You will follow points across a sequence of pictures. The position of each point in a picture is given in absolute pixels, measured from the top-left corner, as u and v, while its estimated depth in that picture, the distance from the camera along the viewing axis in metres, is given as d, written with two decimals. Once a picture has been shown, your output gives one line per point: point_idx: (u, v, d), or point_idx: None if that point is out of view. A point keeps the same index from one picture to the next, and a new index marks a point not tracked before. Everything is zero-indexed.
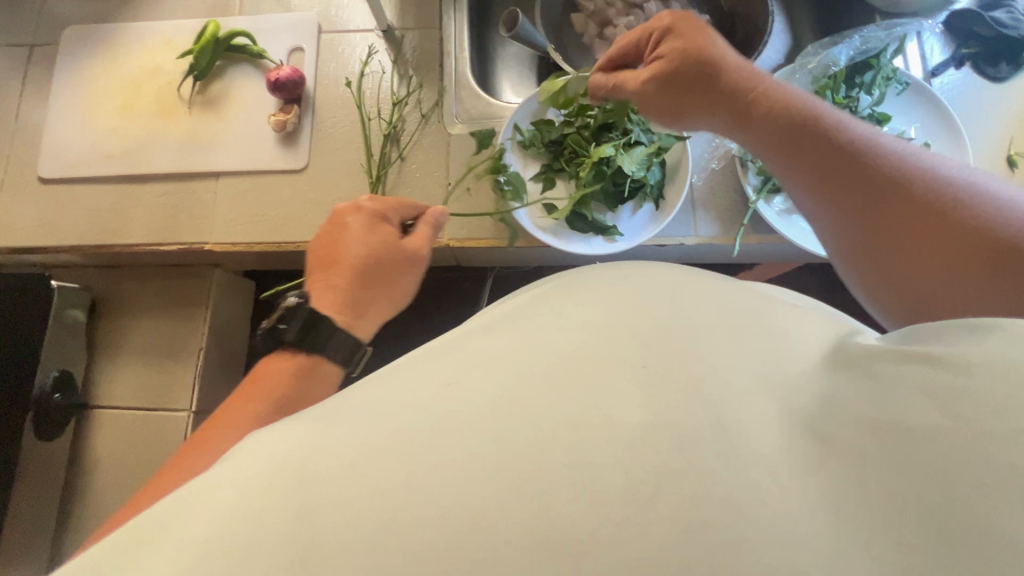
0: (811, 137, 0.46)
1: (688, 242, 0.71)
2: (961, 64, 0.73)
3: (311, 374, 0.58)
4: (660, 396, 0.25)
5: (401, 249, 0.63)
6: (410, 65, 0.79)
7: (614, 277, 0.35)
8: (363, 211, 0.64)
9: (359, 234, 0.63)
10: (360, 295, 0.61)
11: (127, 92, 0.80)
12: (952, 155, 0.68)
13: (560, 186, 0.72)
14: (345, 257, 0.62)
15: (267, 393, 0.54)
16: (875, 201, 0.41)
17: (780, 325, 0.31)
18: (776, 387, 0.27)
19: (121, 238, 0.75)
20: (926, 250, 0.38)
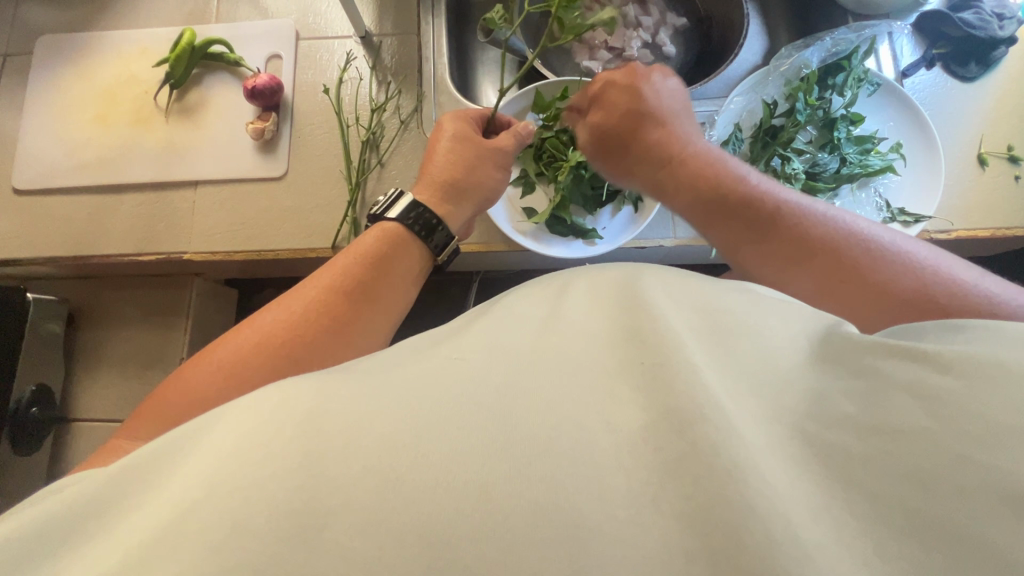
0: (733, 193, 0.50)
1: (667, 244, 0.71)
2: (932, 64, 0.75)
3: (402, 249, 0.58)
4: (654, 398, 0.26)
5: (485, 145, 0.64)
6: (389, 71, 0.79)
7: (610, 274, 0.36)
8: (457, 117, 0.66)
9: (445, 135, 0.65)
10: (452, 194, 0.63)
11: (102, 101, 0.79)
12: (924, 154, 0.69)
13: (539, 191, 0.72)
14: (441, 159, 0.63)
15: (353, 260, 0.55)
16: (794, 254, 0.46)
17: (766, 322, 0.31)
18: (768, 386, 0.28)
19: (98, 250, 0.75)
20: (846, 300, 0.42)
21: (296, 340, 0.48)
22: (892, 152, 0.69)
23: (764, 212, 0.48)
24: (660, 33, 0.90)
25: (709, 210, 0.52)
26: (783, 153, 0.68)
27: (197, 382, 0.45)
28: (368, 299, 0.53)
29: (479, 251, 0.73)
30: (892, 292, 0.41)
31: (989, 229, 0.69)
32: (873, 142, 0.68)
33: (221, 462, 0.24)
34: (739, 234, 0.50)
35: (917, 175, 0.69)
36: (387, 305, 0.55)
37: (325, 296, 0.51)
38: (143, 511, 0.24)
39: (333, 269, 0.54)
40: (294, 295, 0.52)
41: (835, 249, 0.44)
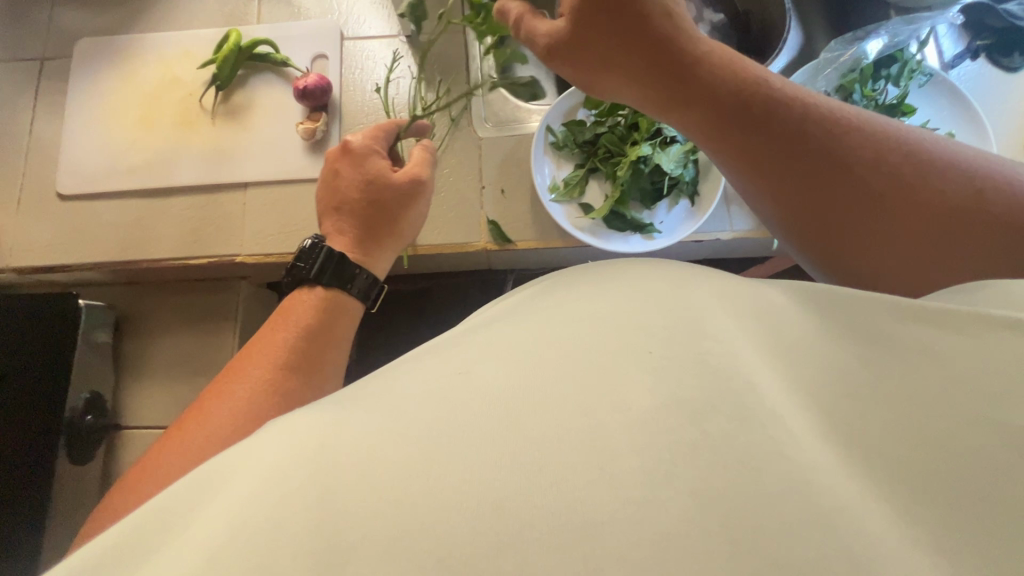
0: (783, 142, 0.42)
1: (724, 237, 0.71)
2: (976, 55, 0.75)
3: (335, 309, 0.60)
4: (752, 381, 0.26)
5: (404, 184, 0.62)
6: (436, 69, 0.78)
7: (635, 265, 0.34)
8: (349, 154, 0.63)
9: (355, 175, 0.63)
10: (373, 234, 0.63)
11: (146, 104, 0.78)
12: (974, 143, 0.70)
13: (594, 187, 0.72)
14: (371, 203, 0.62)
15: (289, 328, 0.56)
16: (854, 207, 0.40)
17: (769, 307, 0.30)
18: (784, 363, 0.27)
19: (149, 254, 0.74)
20: (913, 234, 0.38)
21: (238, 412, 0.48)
22: None
23: (823, 161, 0.41)
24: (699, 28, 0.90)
25: (753, 162, 0.44)
26: None
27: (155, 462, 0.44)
28: (307, 366, 0.55)
29: (534, 248, 0.73)
30: (968, 240, 0.36)
31: None
32: (926, 132, 0.69)
33: (407, 447, 0.24)
34: (790, 183, 0.42)
35: None
36: (327, 365, 0.57)
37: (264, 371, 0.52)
38: (326, 488, 0.23)
39: (270, 340, 0.55)
40: (228, 371, 0.53)
41: (902, 197, 0.38)
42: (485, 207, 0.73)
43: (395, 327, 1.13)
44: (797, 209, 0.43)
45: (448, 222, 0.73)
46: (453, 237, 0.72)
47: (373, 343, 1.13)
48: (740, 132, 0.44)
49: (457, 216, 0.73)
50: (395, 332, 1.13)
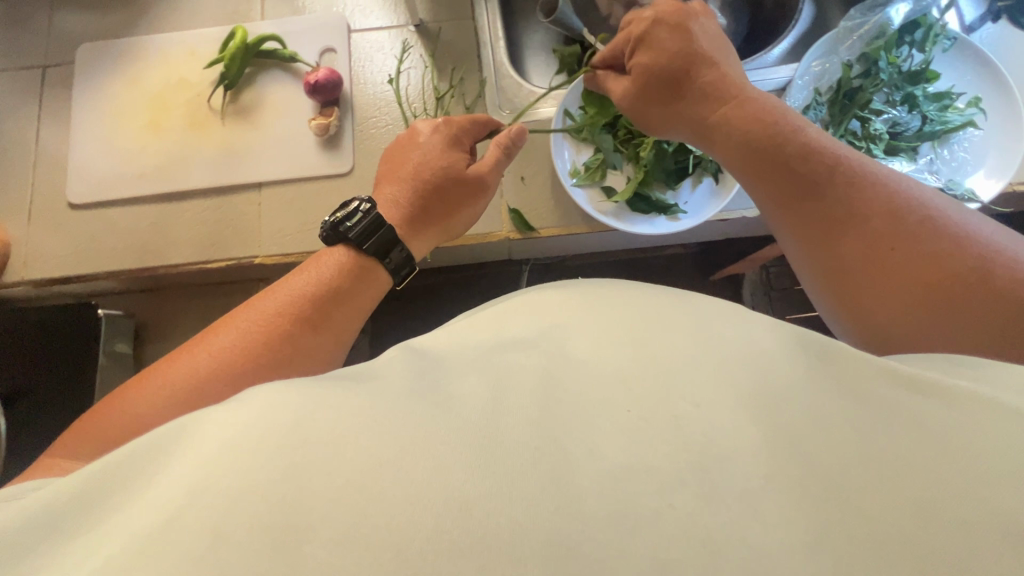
0: (819, 185, 0.47)
1: (750, 214, 0.70)
2: (998, 18, 0.73)
3: (362, 276, 0.56)
4: (764, 417, 0.28)
5: (475, 178, 0.62)
6: (447, 57, 0.77)
7: (633, 303, 0.36)
8: (439, 131, 0.63)
9: (433, 151, 0.62)
10: (426, 216, 0.62)
11: (154, 107, 0.76)
12: (1002, 107, 0.68)
13: (615, 169, 0.71)
14: (435, 180, 0.61)
15: (311, 283, 0.53)
16: (874, 257, 0.43)
17: (747, 351, 0.32)
18: (764, 413, 0.28)
19: (166, 259, 0.72)
20: (922, 300, 0.40)
21: (249, 363, 0.47)
22: (970, 107, 0.68)
23: (857, 208, 0.45)
24: (710, 4, 0.88)
25: (789, 201, 0.49)
26: (862, 115, 0.68)
27: (149, 389, 0.45)
28: (325, 329, 0.52)
29: (557, 235, 0.72)
30: (980, 305, 0.37)
31: None
32: (951, 98, 0.68)
33: None
34: (820, 224, 0.47)
35: (998, 128, 0.68)
36: (342, 333, 0.54)
37: (283, 323, 0.50)
38: None
39: (292, 291, 0.53)
40: (246, 310, 0.51)
41: (926, 256, 0.41)
42: (505, 194, 0.71)
43: (411, 321, 1.12)
44: (821, 255, 0.47)
45: None
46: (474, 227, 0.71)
47: (389, 338, 1.12)
48: (783, 170, 0.49)
49: None
50: (411, 327, 1.12)
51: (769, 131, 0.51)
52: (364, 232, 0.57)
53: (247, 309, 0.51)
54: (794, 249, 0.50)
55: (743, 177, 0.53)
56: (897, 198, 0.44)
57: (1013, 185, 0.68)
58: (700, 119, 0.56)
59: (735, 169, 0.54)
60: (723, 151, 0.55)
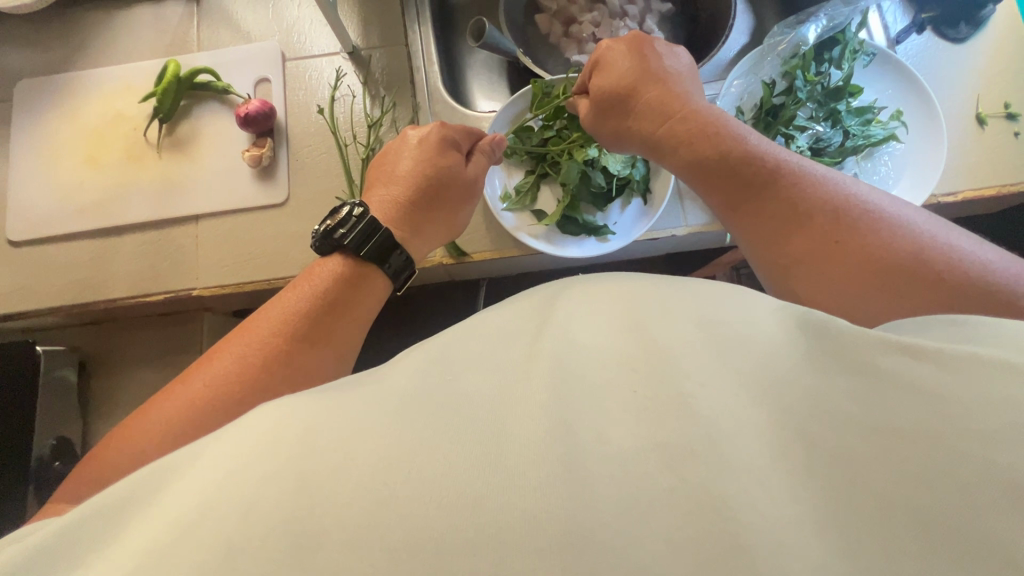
0: (770, 179, 0.48)
1: (678, 233, 0.71)
2: (922, 29, 0.74)
3: (363, 285, 0.56)
4: (759, 398, 0.26)
5: (469, 178, 0.64)
6: (381, 84, 0.77)
7: (602, 289, 0.33)
8: (430, 132, 0.64)
9: (425, 151, 0.63)
10: (423, 216, 0.62)
11: (91, 143, 0.77)
12: (924, 120, 0.69)
13: (545, 192, 0.72)
14: (431, 180, 0.62)
15: (307, 300, 0.53)
16: (829, 244, 0.43)
17: (756, 330, 0.29)
18: (775, 395, 0.26)
19: (105, 293, 0.73)
20: (885, 294, 0.40)
21: (252, 389, 0.46)
22: (892, 121, 0.69)
23: (807, 199, 0.46)
24: (647, 20, 0.89)
25: (743, 195, 0.49)
26: (786, 132, 0.68)
27: (150, 432, 0.43)
28: (327, 344, 0.51)
29: (491, 258, 0.73)
30: (936, 279, 0.38)
31: (995, 187, 0.69)
32: (873, 112, 0.68)
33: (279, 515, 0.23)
34: (774, 217, 0.47)
35: (920, 140, 0.69)
36: (344, 344, 0.53)
37: (280, 345, 0.49)
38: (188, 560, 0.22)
39: (288, 310, 0.52)
40: (242, 334, 0.50)
41: (877, 239, 0.42)
42: None
43: (372, 339, 1.14)
44: (779, 248, 0.46)
45: None
46: None
47: None
48: (735, 166, 0.50)
49: None
50: (371, 345, 1.14)
51: (719, 139, 0.52)
52: (359, 236, 0.56)
53: (242, 330, 0.51)
54: (750, 248, 0.50)
55: (694, 178, 0.54)
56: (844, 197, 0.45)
57: (935, 197, 0.69)
58: (658, 122, 0.57)
59: (689, 169, 0.54)
60: (676, 153, 0.55)
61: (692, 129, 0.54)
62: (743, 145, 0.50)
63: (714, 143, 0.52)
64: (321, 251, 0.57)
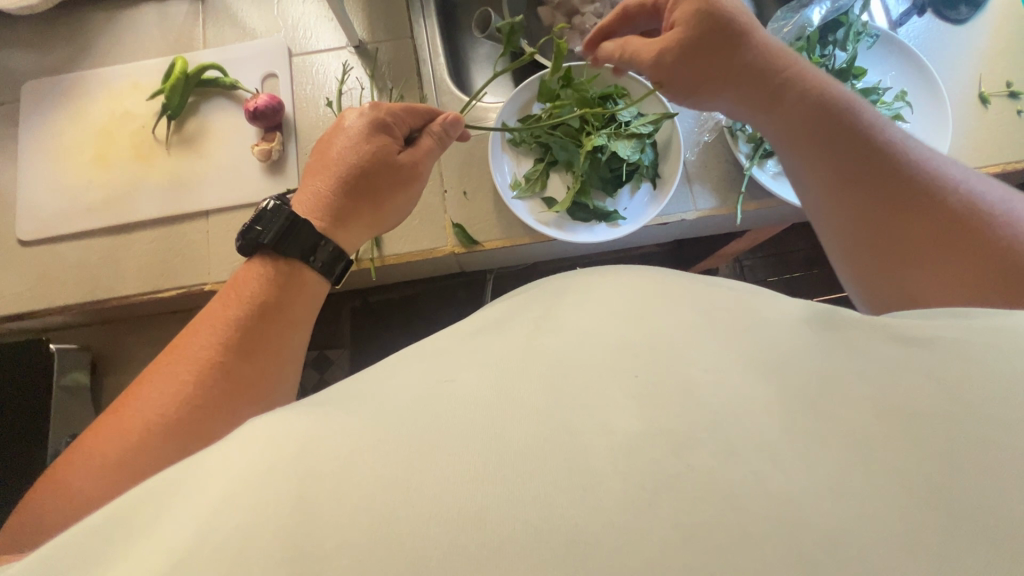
0: (840, 167, 0.47)
1: (689, 217, 0.71)
2: (923, 11, 0.75)
3: (291, 287, 0.56)
4: (778, 378, 0.27)
5: (402, 166, 0.62)
6: (388, 77, 0.78)
7: (628, 277, 0.35)
8: (365, 116, 0.62)
9: (357, 137, 0.61)
10: (351, 207, 0.61)
11: (99, 141, 0.77)
12: (927, 100, 0.70)
13: (556, 179, 0.73)
14: (354, 169, 0.60)
15: (236, 307, 0.53)
16: (890, 233, 0.43)
17: (757, 323, 0.31)
18: (771, 375, 0.27)
19: (117, 291, 0.73)
20: (953, 266, 0.39)
21: (182, 405, 0.46)
22: (898, 101, 0.70)
23: (859, 192, 0.46)
24: None
25: (824, 181, 0.49)
26: None
27: (83, 464, 0.44)
28: (261, 349, 0.51)
29: (503, 247, 0.73)
30: (990, 256, 0.38)
31: (1000, 165, 0.70)
32: (878, 93, 0.69)
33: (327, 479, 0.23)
34: (844, 207, 0.47)
35: (925, 119, 0.70)
36: (287, 349, 0.53)
37: (210, 357, 0.50)
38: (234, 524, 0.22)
39: (217, 323, 0.52)
40: (180, 354, 0.50)
41: (932, 221, 0.41)
42: (448, 210, 0.73)
43: (379, 335, 1.13)
44: (853, 241, 0.46)
45: (413, 230, 0.72)
46: (419, 244, 0.72)
47: (358, 356, 1.13)
48: (814, 155, 0.49)
49: (421, 222, 0.73)
50: (379, 342, 1.14)
51: (793, 133, 0.51)
52: (275, 232, 0.56)
53: (177, 348, 0.51)
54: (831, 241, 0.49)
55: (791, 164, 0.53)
56: (892, 169, 0.45)
57: None
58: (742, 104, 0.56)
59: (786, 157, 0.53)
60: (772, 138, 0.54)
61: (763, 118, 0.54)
62: (804, 139, 0.50)
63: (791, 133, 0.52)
64: (246, 253, 0.58)
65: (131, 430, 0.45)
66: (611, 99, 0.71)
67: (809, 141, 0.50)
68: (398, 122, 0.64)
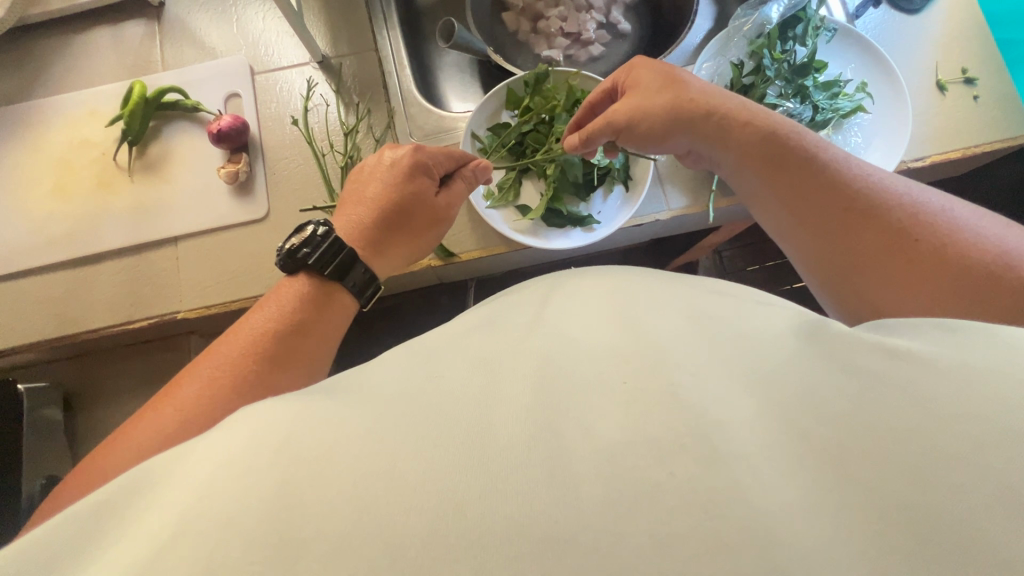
0: (811, 188, 0.46)
1: (662, 217, 0.71)
2: (879, 2, 0.77)
3: (327, 303, 0.57)
4: (764, 390, 0.25)
5: (436, 208, 0.64)
6: (354, 91, 0.77)
7: (597, 283, 0.35)
8: (412, 155, 0.63)
9: (399, 176, 0.62)
10: (385, 240, 0.62)
11: (58, 171, 0.75)
12: (887, 90, 0.71)
13: (529, 187, 0.72)
14: (392, 205, 0.61)
15: (276, 317, 0.53)
16: (859, 251, 0.42)
17: (747, 327, 0.29)
18: (757, 386, 0.26)
19: (85, 323, 0.71)
20: (927, 284, 0.38)
21: (214, 407, 0.45)
22: (859, 92, 0.71)
23: (829, 212, 0.45)
24: (613, 11, 0.90)
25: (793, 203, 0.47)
26: None
27: (110, 462, 0.42)
28: (292, 357, 0.51)
29: (480, 257, 0.73)
30: (965, 274, 0.37)
31: (960, 150, 0.72)
32: (839, 85, 0.70)
33: None
34: (814, 226, 0.45)
35: (886, 109, 0.71)
36: (314, 361, 0.53)
37: (243, 360, 0.49)
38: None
39: (254, 327, 0.52)
40: (212, 355, 0.50)
41: (906, 240, 0.40)
42: None
43: (364, 350, 1.13)
44: (824, 259, 0.44)
45: None
46: None
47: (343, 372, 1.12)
48: (784, 175, 0.48)
49: None
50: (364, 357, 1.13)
51: (760, 155, 0.50)
52: (326, 258, 0.57)
53: (212, 349, 0.51)
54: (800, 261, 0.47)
55: (756, 188, 0.51)
56: (861, 191, 0.44)
57: (907, 163, 0.71)
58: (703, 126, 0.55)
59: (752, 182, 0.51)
60: (735, 164, 0.53)
61: (734, 140, 0.52)
62: (771, 161, 0.49)
63: (758, 155, 0.50)
64: (286, 272, 0.57)
65: (158, 427, 0.43)
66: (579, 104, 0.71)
67: (779, 163, 0.49)
68: (440, 163, 0.65)
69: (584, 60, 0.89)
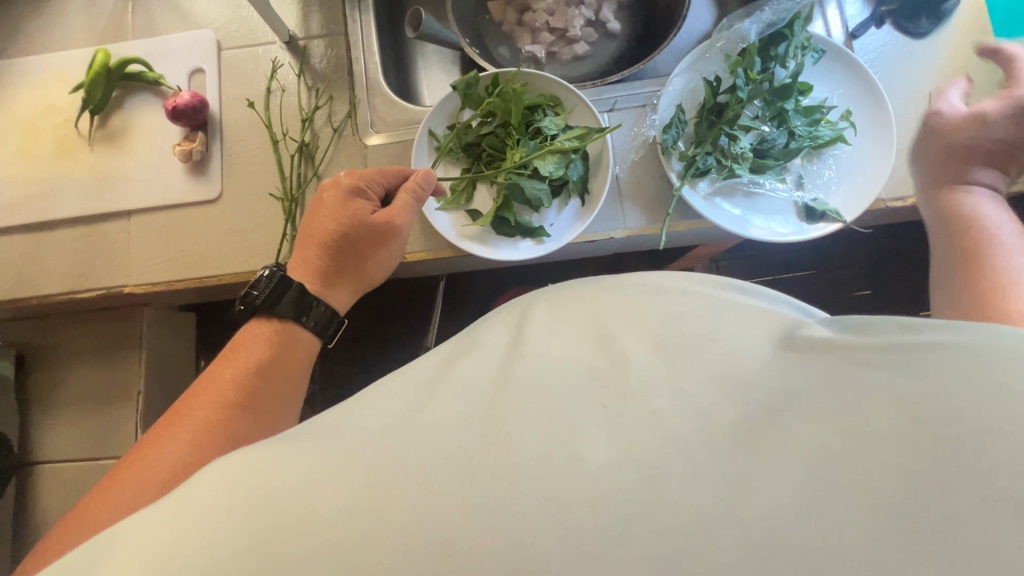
0: None
1: (617, 235, 0.69)
2: (881, 23, 0.71)
3: (289, 344, 0.61)
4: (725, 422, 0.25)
5: (376, 226, 0.61)
6: (319, 76, 0.75)
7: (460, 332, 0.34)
8: (341, 185, 0.63)
9: (332, 209, 0.62)
10: (337, 269, 0.63)
11: (22, 134, 0.75)
12: (873, 120, 0.67)
13: (482, 192, 0.70)
14: (333, 237, 0.62)
15: (243, 365, 0.58)
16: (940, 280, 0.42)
17: (721, 338, 0.29)
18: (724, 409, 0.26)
19: (36, 289, 0.72)
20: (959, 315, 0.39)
21: (187, 464, 0.50)
22: (842, 121, 0.67)
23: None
24: (603, 9, 0.86)
25: None
26: (729, 132, 0.65)
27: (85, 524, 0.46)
28: (264, 406, 0.57)
29: (426, 259, 0.71)
30: None
31: None
32: (822, 112, 0.65)
33: None
34: None
35: (869, 142, 0.66)
36: (283, 406, 0.59)
37: (217, 412, 0.55)
38: None
39: (225, 379, 0.57)
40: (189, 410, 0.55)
41: None
42: None
43: None
44: None
45: None
46: None
47: None
48: None
49: None
50: None
51: None
52: (273, 298, 0.60)
53: (188, 401, 0.56)
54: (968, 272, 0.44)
55: None
56: None
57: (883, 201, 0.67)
58: None
59: None
60: None
61: None
62: None
63: None
64: (243, 316, 0.62)
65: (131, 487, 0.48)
66: (540, 109, 0.68)
67: None
68: (375, 184, 0.63)
69: (568, 58, 0.86)
